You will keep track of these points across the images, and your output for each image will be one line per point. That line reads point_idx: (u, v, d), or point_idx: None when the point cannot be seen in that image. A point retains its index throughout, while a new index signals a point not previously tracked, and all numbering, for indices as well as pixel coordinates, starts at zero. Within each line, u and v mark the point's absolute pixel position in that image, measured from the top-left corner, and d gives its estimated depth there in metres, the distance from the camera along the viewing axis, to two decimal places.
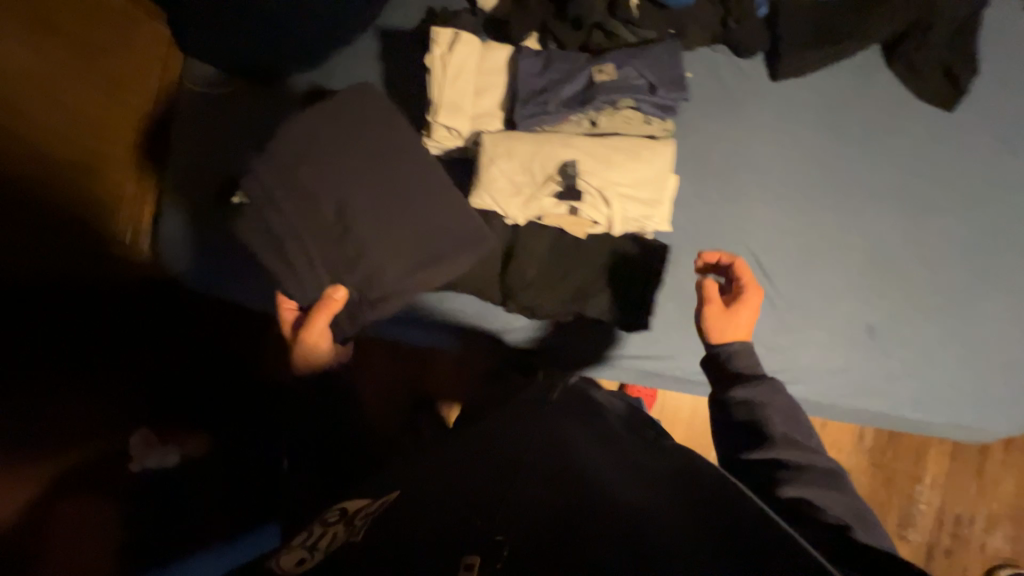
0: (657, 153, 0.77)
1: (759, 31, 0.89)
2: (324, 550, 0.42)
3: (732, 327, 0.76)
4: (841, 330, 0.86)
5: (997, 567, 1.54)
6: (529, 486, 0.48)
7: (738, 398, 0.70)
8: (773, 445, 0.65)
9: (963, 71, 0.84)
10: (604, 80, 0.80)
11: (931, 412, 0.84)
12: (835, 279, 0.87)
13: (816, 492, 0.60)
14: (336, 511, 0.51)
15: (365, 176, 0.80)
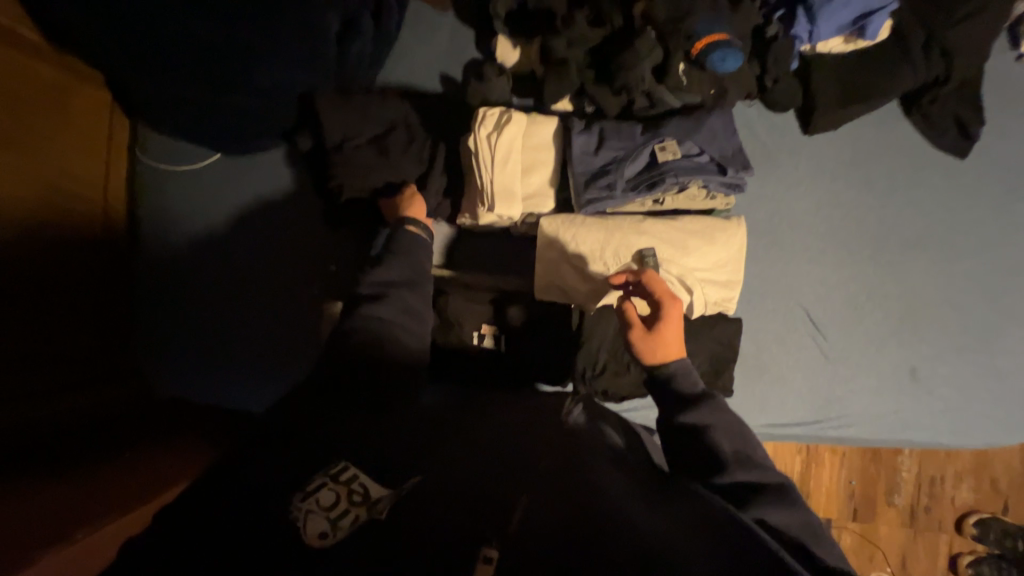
0: (732, 235, 0.76)
1: (793, 87, 0.89)
2: (347, 527, 0.52)
3: (660, 348, 0.68)
4: (884, 368, 0.92)
5: (966, 515, 1.77)
6: (550, 518, 0.52)
7: (687, 425, 0.65)
8: (729, 468, 0.61)
9: (974, 121, 0.90)
10: (668, 159, 0.76)
11: (966, 437, 0.92)
12: (876, 324, 0.93)
13: (768, 510, 0.58)
14: (356, 482, 0.56)
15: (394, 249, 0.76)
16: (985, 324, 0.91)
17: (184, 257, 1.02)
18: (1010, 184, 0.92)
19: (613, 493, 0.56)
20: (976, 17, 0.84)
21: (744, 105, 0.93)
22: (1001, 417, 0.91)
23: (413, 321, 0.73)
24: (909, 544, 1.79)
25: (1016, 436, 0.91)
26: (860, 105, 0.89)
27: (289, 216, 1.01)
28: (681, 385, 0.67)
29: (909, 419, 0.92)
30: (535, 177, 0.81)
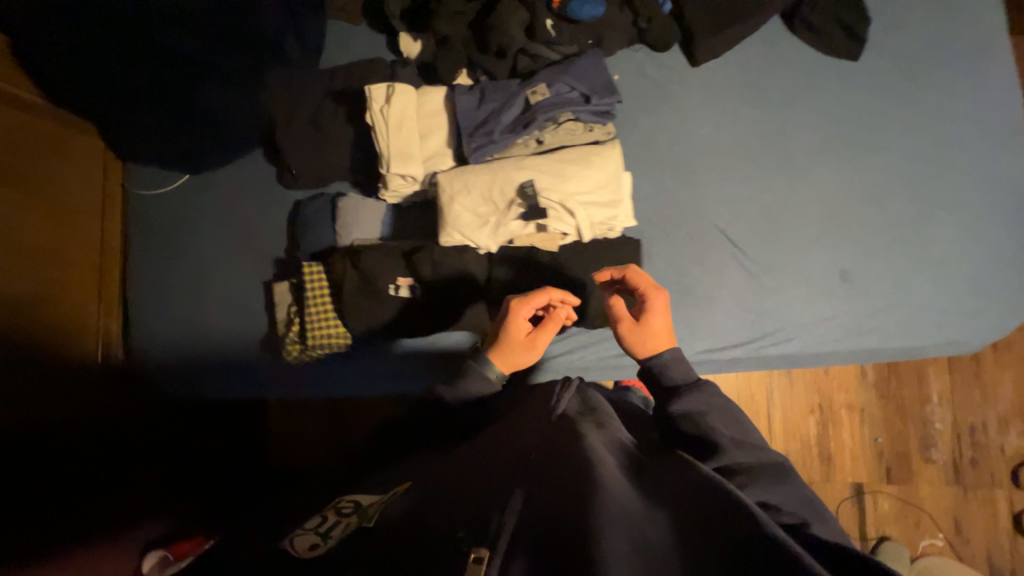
0: (607, 156, 0.80)
1: (669, 24, 0.95)
2: (332, 534, 0.55)
3: (650, 337, 0.76)
4: (813, 276, 0.91)
5: (1021, 465, 1.58)
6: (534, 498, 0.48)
7: (682, 413, 0.70)
8: (725, 452, 0.65)
9: (856, 23, 0.92)
10: (538, 100, 0.83)
11: (918, 335, 0.88)
12: (794, 234, 0.92)
13: (770, 490, 0.61)
14: (350, 503, 0.62)
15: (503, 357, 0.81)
16: (914, 218, 0.89)
17: (156, 266, 1.13)
18: (910, 76, 0.91)
19: (612, 479, 0.49)
20: None
21: (630, 52, 0.99)
22: (952, 313, 0.87)
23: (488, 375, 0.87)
24: (961, 505, 1.60)
25: (970, 336, 0.87)
26: (735, 28, 0.94)
27: (241, 213, 1.13)
28: (674, 373, 0.73)
29: (848, 323, 0.89)
30: (431, 139, 0.91)
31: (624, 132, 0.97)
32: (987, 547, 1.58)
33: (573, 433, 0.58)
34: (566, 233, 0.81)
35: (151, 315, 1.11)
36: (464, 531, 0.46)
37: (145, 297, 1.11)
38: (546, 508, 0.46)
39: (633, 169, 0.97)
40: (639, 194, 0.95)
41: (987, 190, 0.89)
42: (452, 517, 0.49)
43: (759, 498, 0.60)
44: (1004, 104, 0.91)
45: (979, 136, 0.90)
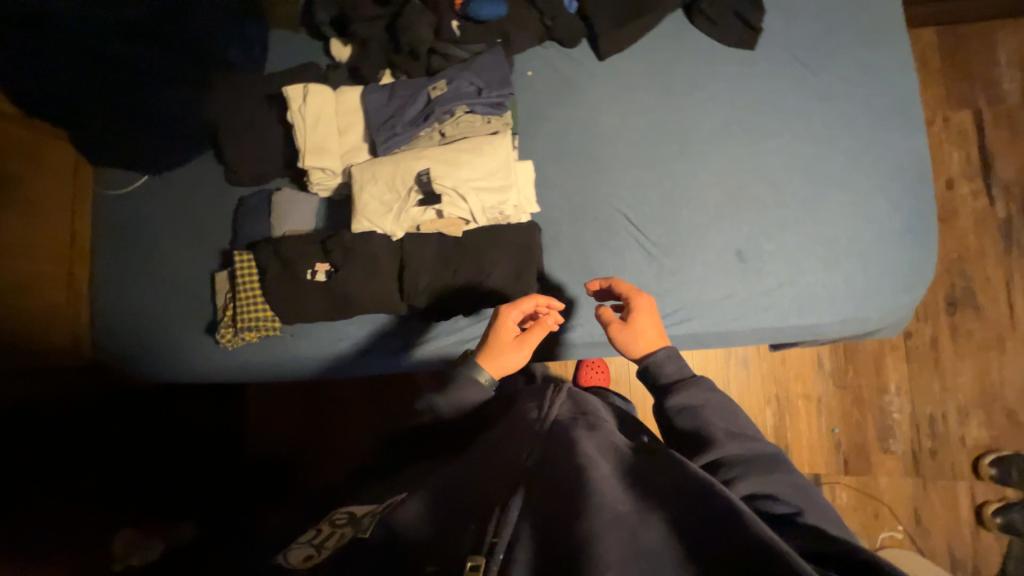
0: (496, 145, 0.88)
1: (574, 21, 1.01)
2: (324, 547, 0.62)
3: (638, 336, 0.81)
4: (712, 256, 0.94)
5: (982, 456, 1.55)
6: (534, 499, 0.58)
7: (676, 407, 0.73)
8: (718, 445, 0.69)
9: (751, 13, 0.96)
10: (438, 95, 0.90)
11: (814, 313, 0.90)
12: (693, 217, 0.95)
13: (767, 479, 0.65)
14: (345, 514, 0.69)
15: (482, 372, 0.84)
16: (809, 198, 0.92)
17: (116, 257, 1.21)
18: (804, 63, 0.95)
19: (604, 483, 0.59)
20: None
21: (541, 49, 1.05)
22: (847, 290, 0.90)
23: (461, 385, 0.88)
24: (921, 497, 1.58)
25: (867, 313, 0.90)
26: (635, 22, 0.98)
27: (190, 208, 1.21)
28: (668, 369, 0.77)
29: (745, 300, 0.92)
30: (349, 135, 0.98)
31: (535, 124, 1.03)
32: (949, 540, 1.55)
33: (565, 439, 0.67)
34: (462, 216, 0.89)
35: (111, 306, 1.19)
36: (474, 529, 0.56)
37: (109, 291, 1.20)
38: (553, 513, 0.56)
39: (543, 158, 1.02)
40: (548, 182, 1.01)
41: (879, 170, 0.91)
42: (463, 514, 0.59)
43: (752, 491, 0.64)
44: (897, 88, 0.93)
45: (873, 119, 0.93)
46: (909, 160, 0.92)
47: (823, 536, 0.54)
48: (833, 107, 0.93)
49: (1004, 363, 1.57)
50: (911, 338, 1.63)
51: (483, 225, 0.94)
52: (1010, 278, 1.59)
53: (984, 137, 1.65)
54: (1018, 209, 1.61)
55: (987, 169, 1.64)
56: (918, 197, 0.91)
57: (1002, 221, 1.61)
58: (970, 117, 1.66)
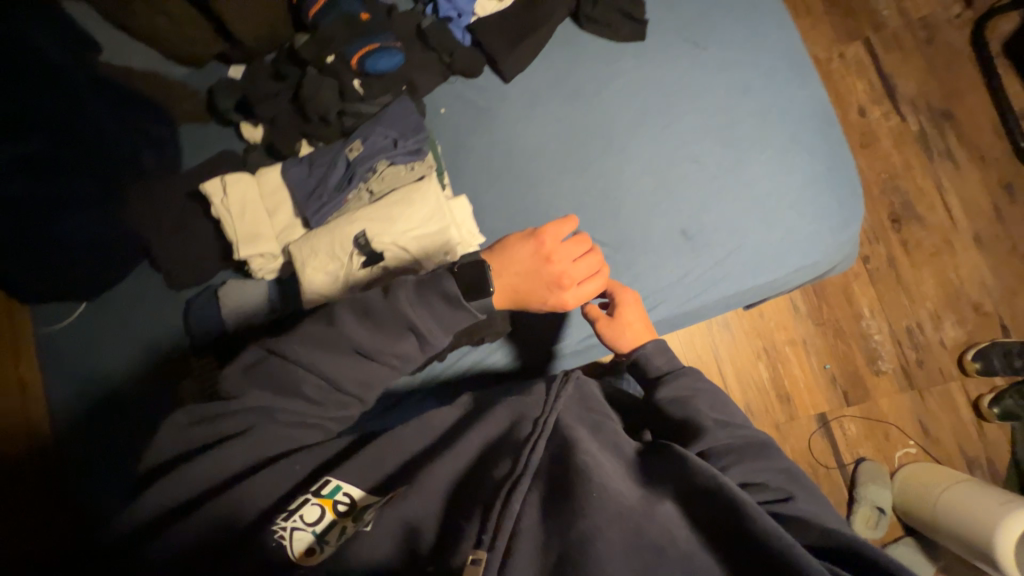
0: (424, 192, 0.88)
1: (471, 52, 1.03)
2: (327, 540, 0.66)
3: (623, 328, 0.89)
4: (658, 239, 0.96)
5: (964, 354, 1.61)
6: (552, 497, 0.64)
7: (665, 399, 0.80)
8: (712, 430, 0.75)
9: (633, 8, 1.00)
10: (356, 156, 0.90)
11: (767, 270, 0.93)
12: (630, 207, 0.97)
13: (756, 464, 0.73)
14: (345, 497, 0.70)
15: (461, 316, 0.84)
16: (732, 163, 0.95)
17: (71, 395, 1.14)
18: (693, 41, 0.99)
19: (610, 478, 0.66)
20: None
21: (448, 85, 1.06)
22: (792, 241, 0.93)
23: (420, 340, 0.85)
24: (921, 408, 1.62)
25: (814, 261, 0.93)
26: (529, 40, 1.02)
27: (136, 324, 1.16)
28: (658, 362, 0.84)
29: (699, 273, 0.94)
30: (278, 214, 0.96)
31: (460, 158, 1.04)
32: (958, 441, 1.59)
33: (570, 436, 0.72)
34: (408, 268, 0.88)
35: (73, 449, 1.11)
36: (479, 522, 0.62)
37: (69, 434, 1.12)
38: (557, 506, 0.63)
39: (476, 189, 1.03)
40: (487, 211, 1.01)
41: (790, 121, 0.95)
42: (471, 511, 0.64)
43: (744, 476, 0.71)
44: (784, 43, 0.98)
45: (771, 76, 0.96)
46: (814, 106, 0.96)
47: (811, 526, 0.63)
48: (733, 74, 0.97)
49: (957, 262, 1.65)
50: (870, 261, 1.69)
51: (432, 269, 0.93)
52: (939, 183, 1.68)
53: (879, 62, 1.75)
54: (928, 119, 1.71)
55: (890, 90, 1.74)
56: (830, 139, 0.95)
57: (917, 133, 1.71)
58: (862, 47, 1.76)
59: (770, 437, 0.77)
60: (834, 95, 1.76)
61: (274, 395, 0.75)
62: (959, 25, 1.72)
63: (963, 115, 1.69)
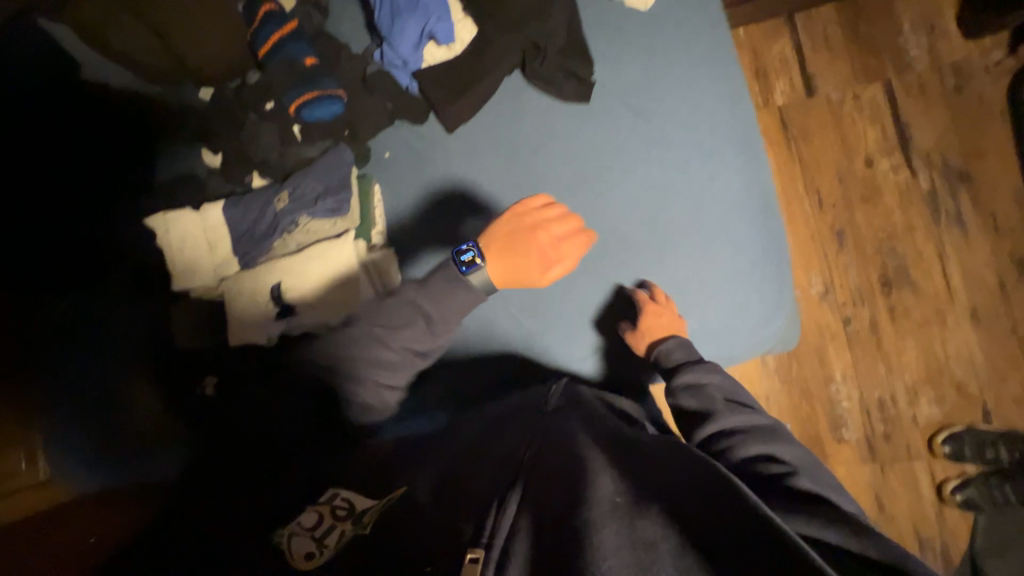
0: (339, 250, 0.95)
1: (415, 101, 1.04)
2: (327, 543, 0.70)
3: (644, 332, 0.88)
4: (575, 313, 0.96)
5: (936, 434, 1.52)
6: (538, 490, 0.63)
7: (681, 385, 0.79)
8: (720, 415, 0.75)
9: (579, 69, 0.97)
10: (284, 206, 0.99)
11: None
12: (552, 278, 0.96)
13: (769, 445, 0.71)
14: (344, 502, 0.76)
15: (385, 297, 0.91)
16: (658, 246, 0.93)
17: None
18: (636, 110, 0.96)
19: (602, 472, 0.62)
20: None
21: (393, 128, 1.06)
22: (712, 328, 0.91)
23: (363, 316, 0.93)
24: (881, 484, 1.54)
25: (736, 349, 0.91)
26: (472, 93, 1.00)
27: None
28: (679, 355, 0.83)
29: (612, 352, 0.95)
30: (215, 249, 1.01)
31: (397, 205, 1.05)
32: (915, 524, 1.51)
33: (566, 434, 0.73)
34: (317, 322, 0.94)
35: None
36: (477, 521, 0.61)
37: None
38: (552, 501, 0.60)
39: (407, 237, 1.03)
40: (416, 261, 1.02)
41: (725, 207, 0.92)
42: (476, 504, 0.65)
43: (751, 454, 0.71)
44: (733, 121, 0.94)
45: (713, 158, 0.93)
46: (754, 194, 0.92)
47: (842, 514, 0.58)
48: (672, 150, 0.94)
49: (946, 336, 1.54)
50: (851, 323, 1.60)
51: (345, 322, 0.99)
52: (941, 250, 1.56)
53: (897, 108, 1.60)
54: (942, 178, 1.57)
55: (905, 141, 1.59)
56: (765, 229, 0.92)
57: (926, 192, 1.57)
58: (881, 91, 1.61)
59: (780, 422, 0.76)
60: (841, 141, 1.63)
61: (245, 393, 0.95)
62: (994, 76, 1.56)
63: (981, 177, 1.55)
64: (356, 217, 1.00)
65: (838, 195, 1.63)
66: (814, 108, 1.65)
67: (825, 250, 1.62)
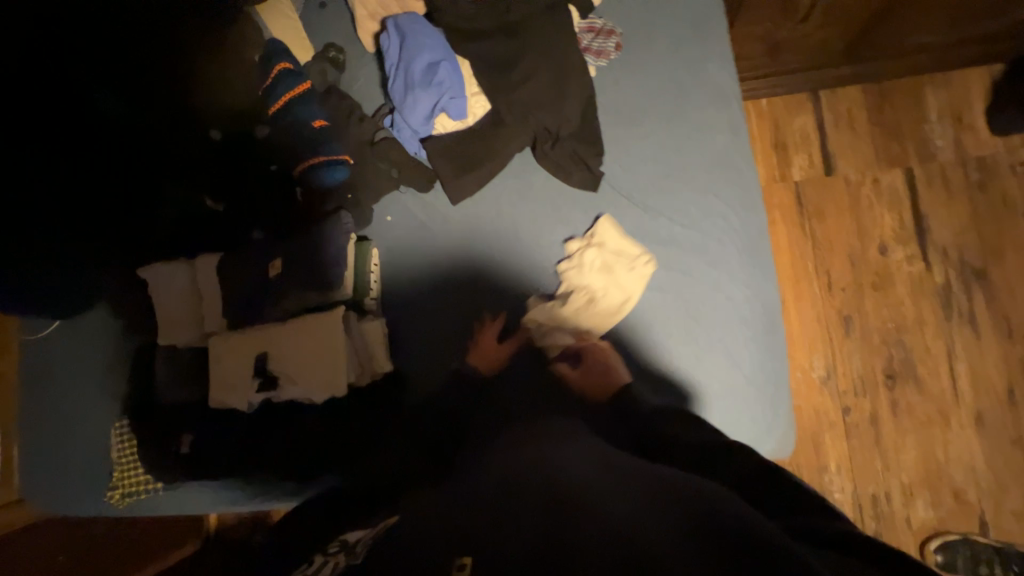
0: (325, 329, 0.94)
1: (420, 172, 1.02)
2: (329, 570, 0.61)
3: None
4: None
5: (929, 540, 1.46)
6: (516, 504, 0.57)
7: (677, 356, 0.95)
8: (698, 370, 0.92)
9: (591, 157, 0.95)
10: (275, 274, 0.98)
11: None
12: None
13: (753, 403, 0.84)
14: (338, 543, 0.69)
15: (331, 367, 0.95)
16: None
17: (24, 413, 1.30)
18: (646, 206, 0.94)
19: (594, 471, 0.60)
20: (544, 77, 0.93)
21: (397, 193, 1.04)
22: (712, 399, 0.88)
23: (319, 386, 0.95)
24: None
25: None
26: (479, 170, 0.98)
27: (69, 365, 1.28)
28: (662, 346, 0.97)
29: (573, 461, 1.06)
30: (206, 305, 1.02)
31: (396, 272, 1.03)
32: None
33: (562, 454, 0.64)
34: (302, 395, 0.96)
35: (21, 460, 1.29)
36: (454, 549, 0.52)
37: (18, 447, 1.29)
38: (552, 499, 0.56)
39: (403, 304, 1.02)
40: (411, 326, 1.02)
41: (724, 321, 0.89)
42: (455, 522, 0.59)
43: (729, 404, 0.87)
44: (749, 231, 0.90)
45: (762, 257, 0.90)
46: (754, 302, 0.89)
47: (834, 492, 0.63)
48: None
49: (947, 438, 1.49)
50: (851, 413, 1.55)
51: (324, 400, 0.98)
52: (950, 348, 1.51)
53: (916, 198, 1.56)
54: (956, 273, 1.52)
55: (921, 232, 1.55)
56: (767, 350, 0.88)
57: (940, 287, 1.53)
58: (901, 177, 1.58)
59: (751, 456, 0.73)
60: (856, 225, 1.59)
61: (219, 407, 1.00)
62: (1020, 175, 1.52)
63: (998, 278, 1.50)
64: (353, 287, 0.99)
65: (847, 278, 1.59)
66: (831, 187, 1.62)
67: (830, 333, 1.58)
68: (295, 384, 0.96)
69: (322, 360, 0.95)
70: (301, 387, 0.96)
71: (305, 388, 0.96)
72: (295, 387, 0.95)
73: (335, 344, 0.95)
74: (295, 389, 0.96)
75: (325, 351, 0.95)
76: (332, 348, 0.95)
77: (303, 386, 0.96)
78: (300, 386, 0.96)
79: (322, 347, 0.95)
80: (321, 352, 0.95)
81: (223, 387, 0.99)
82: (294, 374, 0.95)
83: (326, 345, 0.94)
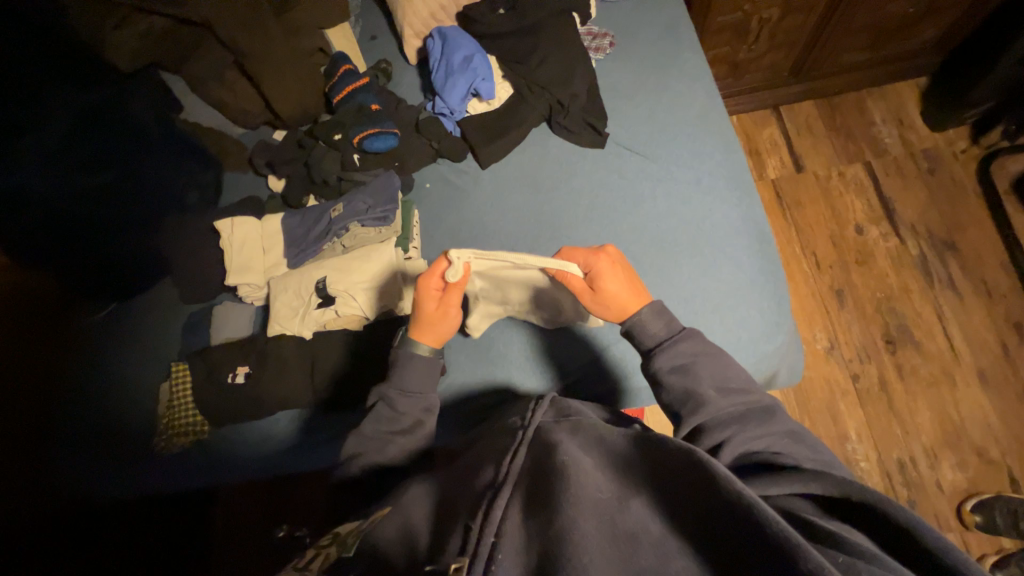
0: (379, 253, 1.08)
1: (456, 143, 1.22)
2: (323, 560, 0.69)
3: (608, 304, 0.87)
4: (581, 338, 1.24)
5: (964, 502, 1.44)
6: (511, 500, 0.58)
7: (666, 365, 0.79)
8: (696, 389, 0.75)
9: (598, 121, 1.16)
10: (336, 215, 1.14)
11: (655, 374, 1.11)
12: None
13: (754, 429, 0.71)
14: (329, 536, 0.76)
15: (384, 287, 1.07)
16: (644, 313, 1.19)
17: None
18: (646, 155, 1.13)
19: (593, 480, 0.57)
20: (558, 63, 1.19)
21: (434, 164, 1.24)
22: (721, 305, 0.99)
23: (377, 302, 1.07)
24: None
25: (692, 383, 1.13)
26: (506, 137, 1.19)
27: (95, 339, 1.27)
28: (647, 336, 0.82)
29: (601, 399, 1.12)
30: (269, 252, 1.17)
31: (433, 225, 1.19)
32: None
33: (550, 442, 0.65)
34: (357, 312, 1.08)
35: None
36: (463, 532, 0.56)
37: None
38: (543, 513, 0.54)
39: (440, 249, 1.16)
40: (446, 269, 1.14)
41: (723, 236, 1.04)
42: (446, 533, 0.61)
43: (723, 426, 0.72)
44: (729, 167, 1.09)
45: (751, 194, 1.08)
46: (748, 224, 1.04)
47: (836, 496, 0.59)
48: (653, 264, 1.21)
49: (957, 397, 1.54)
50: (861, 380, 1.60)
51: (378, 320, 1.10)
52: (939, 312, 1.63)
53: (880, 185, 1.79)
54: (928, 245, 1.69)
55: (890, 213, 1.75)
56: (763, 255, 1.02)
57: (917, 258, 1.69)
58: (862, 169, 1.82)
59: (774, 403, 0.76)
60: (831, 211, 1.79)
61: (282, 328, 1.12)
62: (963, 161, 1.76)
63: (966, 247, 1.67)
64: (399, 225, 1.13)
65: (833, 257, 1.74)
66: (804, 181, 1.85)
67: (826, 306, 1.70)
68: (352, 303, 1.08)
69: (378, 284, 1.07)
70: (357, 305, 1.07)
71: (361, 307, 1.07)
72: (353, 308, 1.08)
73: (387, 267, 1.08)
74: (351, 309, 1.08)
75: (379, 272, 1.08)
76: (384, 269, 1.08)
77: (359, 306, 1.08)
78: (357, 305, 1.07)
79: (376, 270, 1.08)
80: (376, 271, 1.08)
81: (288, 316, 1.12)
82: (353, 299, 1.07)
83: (382, 264, 1.08)
